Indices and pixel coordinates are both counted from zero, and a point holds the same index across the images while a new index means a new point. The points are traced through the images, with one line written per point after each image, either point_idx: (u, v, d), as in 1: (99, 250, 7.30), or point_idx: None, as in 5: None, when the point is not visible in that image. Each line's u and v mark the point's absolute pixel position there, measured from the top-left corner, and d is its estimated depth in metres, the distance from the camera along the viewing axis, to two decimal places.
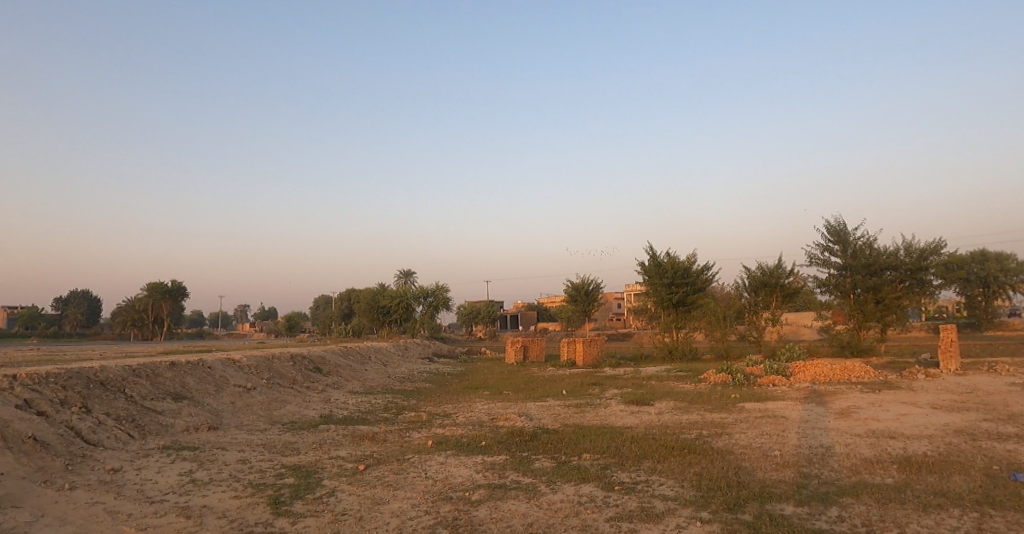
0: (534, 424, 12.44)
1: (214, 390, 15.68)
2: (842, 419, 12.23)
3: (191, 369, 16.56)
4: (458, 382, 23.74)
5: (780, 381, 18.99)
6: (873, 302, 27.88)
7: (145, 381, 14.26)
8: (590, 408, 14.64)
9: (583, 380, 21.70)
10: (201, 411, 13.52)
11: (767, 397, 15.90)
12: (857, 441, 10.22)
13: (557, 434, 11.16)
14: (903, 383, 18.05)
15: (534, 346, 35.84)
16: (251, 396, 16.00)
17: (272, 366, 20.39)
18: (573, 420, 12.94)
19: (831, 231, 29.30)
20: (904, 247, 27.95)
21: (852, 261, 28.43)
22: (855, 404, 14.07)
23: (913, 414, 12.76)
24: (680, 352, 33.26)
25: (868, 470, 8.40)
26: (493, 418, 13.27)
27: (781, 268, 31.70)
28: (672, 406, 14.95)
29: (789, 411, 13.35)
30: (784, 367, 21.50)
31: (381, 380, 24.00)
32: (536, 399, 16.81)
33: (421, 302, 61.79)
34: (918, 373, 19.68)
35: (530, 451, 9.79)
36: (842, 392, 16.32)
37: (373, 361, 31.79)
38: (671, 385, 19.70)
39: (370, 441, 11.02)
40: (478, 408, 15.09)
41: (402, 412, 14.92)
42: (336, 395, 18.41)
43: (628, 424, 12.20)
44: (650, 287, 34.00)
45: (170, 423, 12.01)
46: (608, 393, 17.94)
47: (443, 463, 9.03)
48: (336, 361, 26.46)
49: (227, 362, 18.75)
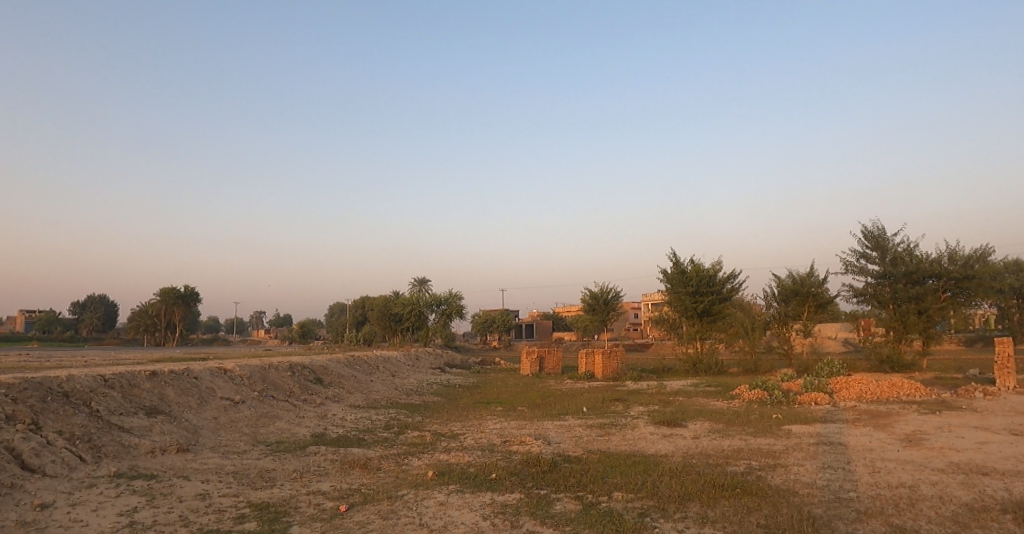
0: (552, 449, 10.79)
1: (197, 404, 14.23)
2: (913, 449, 10.33)
3: (174, 379, 15.12)
4: (469, 396, 22.10)
5: (821, 399, 17.09)
6: (914, 313, 25.82)
7: (117, 394, 12.85)
8: (616, 431, 12.94)
9: (604, 396, 19.97)
10: (177, 429, 12.05)
11: (815, 419, 14.06)
12: (944, 478, 8.37)
13: (580, 465, 9.47)
14: (963, 403, 16.02)
15: (550, 358, 34.15)
16: (237, 411, 14.53)
17: (268, 377, 18.92)
18: (597, 445, 11.28)
19: (868, 237, 27.39)
20: (948, 254, 25.84)
21: (891, 269, 26.46)
22: (919, 429, 12.16)
23: (996, 440, 10.85)
24: (705, 366, 31.44)
25: (977, 518, 6.59)
26: (506, 441, 11.63)
27: (814, 277, 29.78)
28: (709, 428, 13.22)
29: (848, 438, 11.50)
30: (823, 383, 19.56)
31: (386, 392, 22.45)
32: (555, 418, 15.17)
33: (435, 310, 60.23)
34: (976, 391, 17.60)
35: (548, 488, 8.08)
36: (897, 413, 14.40)
37: (382, 371, 30.28)
38: (702, 403, 17.96)
39: (360, 470, 9.40)
40: (490, 428, 13.42)
41: (404, 431, 13.33)
42: (334, 410, 16.85)
43: (663, 452, 10.48)
44: (673, 296, 32.16)
45: (134, 443, 10.53)
46: (633, 411, 16.20)
47: (443, 503, 7.41)
48: (340, 370, 24.95)
49: (218, 372, 17.30)
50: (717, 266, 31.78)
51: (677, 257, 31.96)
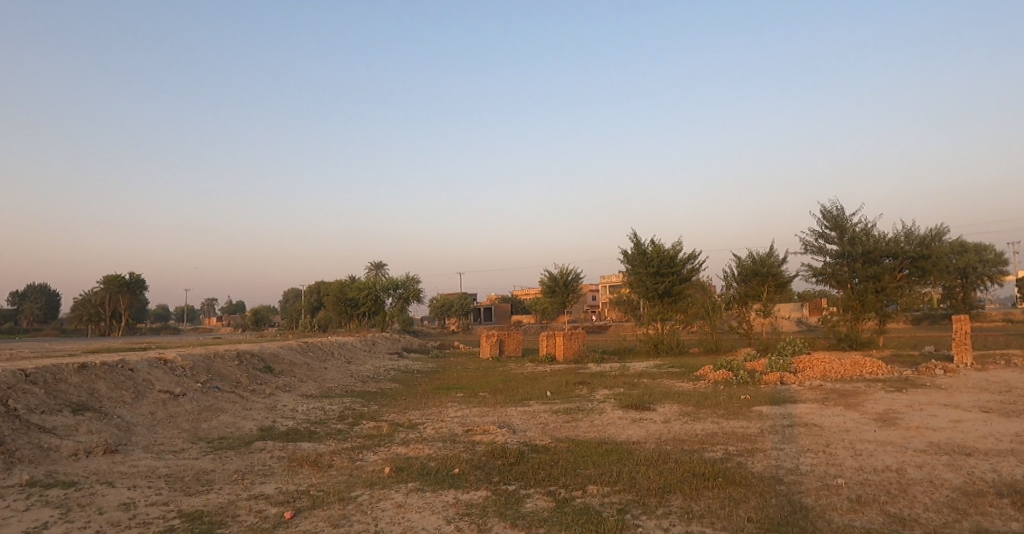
0: (518, 438, 10.14)
1: (132, 399, 12.98)
2: (890, 429, 10.13)
3: (107, 373, 13.80)
4: (428, 382, 21.28)
5: (787, 378, 17.02)
6: (872, 292, 26.26)
7: (39, 390, 11.53)
8: (583, 416, 12.37)
9: (567, 379, 19.47)
10: (107, 427, 10.88)
11: (785, 400, 13.87)
12: (929, 461, 8.09)
13: (550, 455, 8.84)
14: (926, 380, 16.20)
15: (510, 341, 33.62)
16: (178, 405, 13.36)
17: (213, 366, 17.70)
18: (565, 432, 10.70)
19: (827, 217, 27.65)
20: (905, 234, 26.34)
21: (849, 249, 26.79)
22: (892, 409, 12.05)
23: (968, 418, 10.82)
24: (667, 346, 31.44)
25: (974, 502, 6.24)
26: (469, 430, 10.94)
27: (774, 257, 30.02)
28: (679, 410, 12.84)
29: (821, 421, 11.26)
30: (787, 362, 19.55)
31: (341, 380, 21.46)
32: (518, 403, 14.56)
33: (392, 294, 58.89)
34: (935, 368, 17.89)
35: (517, 483, 7.40)
36: (865, 392, 14.33)
37: (336, 358, 29.10)
38: (667, 384, 17.68)
39: (310, 468, 8.53)
40: (451, 417, 12.68)
41: (360, 422, 12.45)
42: (285, 401, 15.81)
43: (635, 438, 9.95)
44: (634, 277, 31.99)
45: (55, 445, 9.36)
46: (598, 394, 15.74)
47: (401, 505, 6.64)
48: (291, 358, 23.72)
49: (157, 362, 15.98)
50: (677, 246, 31.73)
51: (638, 237, 31.79)
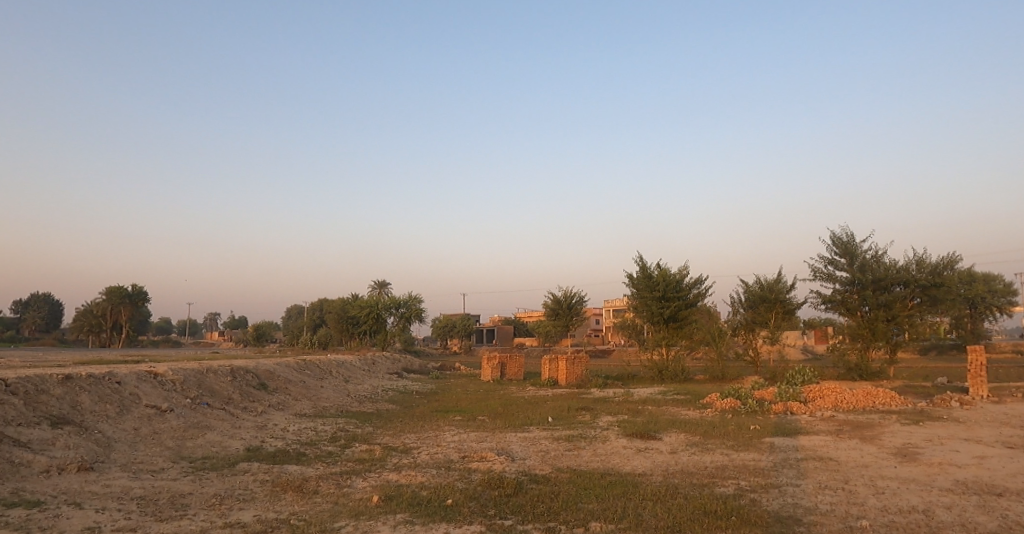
0: (517, 466, 9.60)
1: (116, 413, 12.47)
2: (912, 466, 9.56)
3: (93, 385, 13.30)
4: (426, 403, 20.67)
5: (798, 408, 16.42)
6: (883, 321, 25.70)
7: (18, 401, 11.04)
8: (586, 444, 11.79)
9: (569, 404, 18.87)
10: (85, 442, 10.36)
11: (797, 431, 13.29)
12: (957, 501, 7.54)
13: (550, 486, 8.30)
14: (942, 412, 15.60)
15: (512, 363, 33.00)
16: (163, 421, 12.83)
17: (204, 381, 17.19)
18: (567, 461, 10.17)
19: (836, 243, 27.22)
20: (916, 262, 25.88)
21: (859, 276, 26.29)
22: (911, 444, 11.47)
23: (993, 453, 10.25)
24: (671, 374, 30.67)
25: None
26: (466, 456, 10.40)
27: (782, 283, 29.48)
28: (686, 440, 12.27)
29: (837, 454, 10.69)
30: (797, 390, 18.91)
31: (337, 399, 20.88)
32: (519, 428, 14.00)
33: (394, 312, 58.36)
34: (951, 400, 17.26)
35: (514, 517, 6.86)
36: (880, 425, 13.75)
37: (334, 376, 28.52)
38: (673, 412, 17.06)
39: (294, 494, 8.00)
40: (448, 442, 12.12)
41: (352, 445, 11.90)
42: (276, 420, 15.27)
43: (641, 469, 9.39)
44: (639, 301, 31.43)
45: (27, 460, 8.84)
46: (602, 421, 15.15)
47: None
48: (287, 375, 23.16)
49: (146, 376, 15.48)
50: (683, 270, 31.23)
51: (643, 261, 31.31)
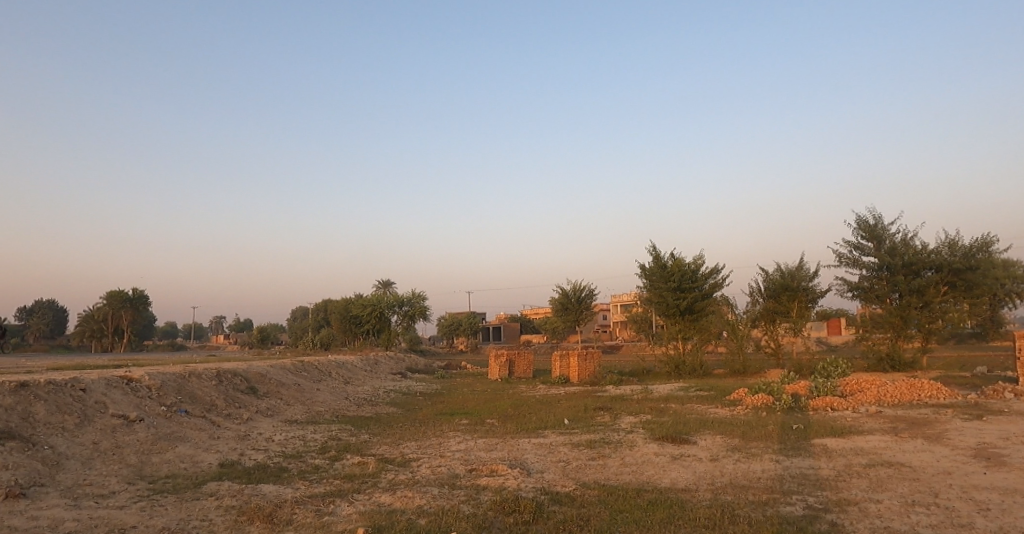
0: (534, 482, 8.08)
1: (76, 425, 10.97)
2: (1007, 473, 7.99)
3: (51, 394, 11.77)
4: (429, 405, 19.13)
5: (839, 404, 14.86)
6: (915, 307, 24.05)
7: None
8: (611, 451, 10.24)
9: (585, 404, 17.34)
10: (29, 461, 8.83)
11: (848, 430, 11.76)
12: None
13: (576, 509, 6.75)
14: (1001, 406, 14.02)
15: (521, 361, 31.48)
16: (130, 434, 11.32)
17: (186, 387, 15.72)
18: (592, 473, 8.66)
19: (861, 227, 25.61)
20: (948, 245, 24.28)
21: (888, 260, 24.67)
22: (989, 443, 9.91)
23: None
24: (689, 368, 29.12)
25: None
26: (473, 469, 8.88)
27: (803, 270, 27.87)
28: (725, 444, 10.71)
29: (909, 459, 9.10)
30: (833, 384, 17.31)
31: (333, 404, 19.36)
32: (532, 433, 12.51)
33: (397, 311, 56.99)
34: (1006, 391, 15.66)
35: None
36: (940, 422, 12.20)
37: (333, 378, 26.98)
38: (700, 410, 15.54)
39: (261, 526, 6.45)
40: (452, 451, 10.60)
41: (342, 457, 10.39)
42: (262, 429, 13.78)
43: (682, 484, 7.81)
44: (653, 292, 29.80)
45: None
46: (624, 423, 13.58)
47: None
48: (280, 378, 21.63)
49: (117, 382, 13.98)
50: (698, 260, 29.60)
51: (657, 250, 29.76)
